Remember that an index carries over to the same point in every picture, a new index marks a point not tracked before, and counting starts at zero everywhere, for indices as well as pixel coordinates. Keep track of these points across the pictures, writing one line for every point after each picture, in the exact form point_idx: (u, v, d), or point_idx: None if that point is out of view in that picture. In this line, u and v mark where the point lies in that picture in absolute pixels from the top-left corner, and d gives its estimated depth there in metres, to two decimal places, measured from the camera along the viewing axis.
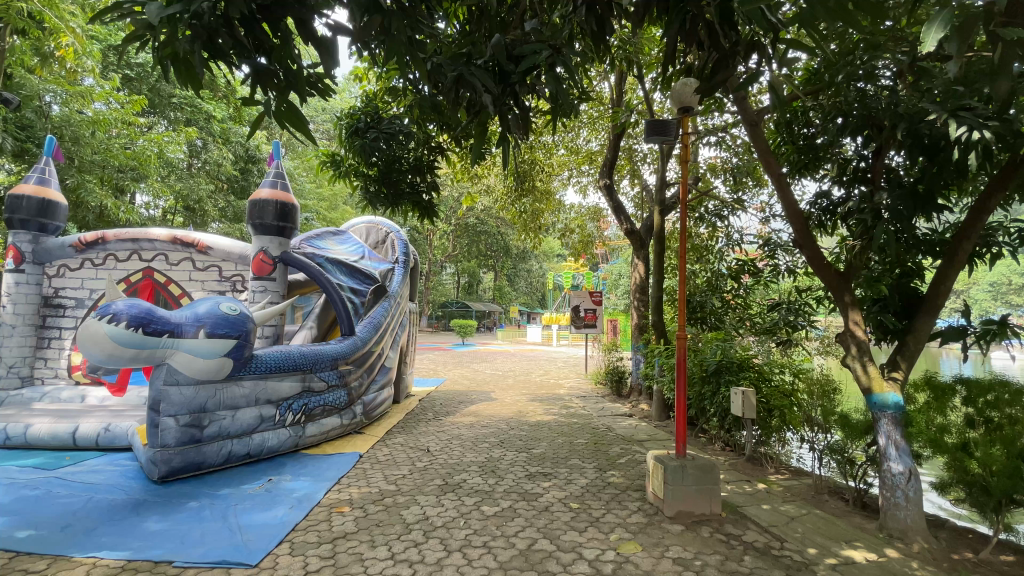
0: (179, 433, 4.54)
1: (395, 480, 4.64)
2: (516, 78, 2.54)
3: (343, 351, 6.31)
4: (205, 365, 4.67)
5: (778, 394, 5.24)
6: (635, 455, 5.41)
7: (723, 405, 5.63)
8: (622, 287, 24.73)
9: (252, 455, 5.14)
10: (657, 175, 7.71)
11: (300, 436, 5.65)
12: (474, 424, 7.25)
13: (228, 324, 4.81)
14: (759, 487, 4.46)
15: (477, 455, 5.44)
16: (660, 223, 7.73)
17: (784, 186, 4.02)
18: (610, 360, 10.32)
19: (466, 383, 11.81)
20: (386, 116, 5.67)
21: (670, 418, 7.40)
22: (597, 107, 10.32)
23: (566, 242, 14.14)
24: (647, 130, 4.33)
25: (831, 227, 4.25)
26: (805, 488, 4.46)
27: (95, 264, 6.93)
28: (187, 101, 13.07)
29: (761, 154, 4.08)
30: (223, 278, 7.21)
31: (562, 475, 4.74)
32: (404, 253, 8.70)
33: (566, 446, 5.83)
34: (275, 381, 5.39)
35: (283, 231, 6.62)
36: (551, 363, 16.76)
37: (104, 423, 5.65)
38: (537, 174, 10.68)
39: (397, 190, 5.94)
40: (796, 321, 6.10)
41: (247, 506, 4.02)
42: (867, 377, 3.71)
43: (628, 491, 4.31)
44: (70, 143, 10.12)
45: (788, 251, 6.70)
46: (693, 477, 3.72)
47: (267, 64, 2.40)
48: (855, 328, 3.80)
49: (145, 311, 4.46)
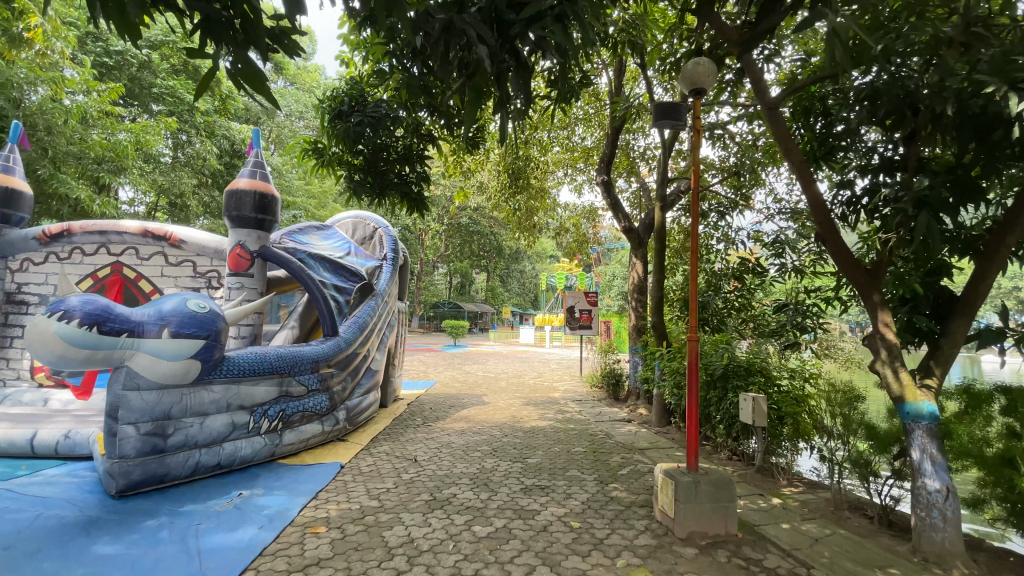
0: (140, 443, 4.11)
1: (378, 495, 4.23)
2: (518, 31, 2.20)
3: (324, 352, 5.88)
4: (170, 368, 4.25)
5: (789, 399, 4.81)
6: (638, 465, 5.05)
7: (730, 413, 5.23)
8: (617, 288, 24.37)
9: (223, 466, 4.72)
10: (658, 169, 7.35)
11: (276, 445, 5.22)
12: (465, 431, 6.85)
13: (195, 323, 4.39)
14: (774, 502, 4.11)
15: (468, 466, 5.07)
16: (662, 219, 7.38)
17: (808, 174, 3.65)
18: (607, 362, 9.97)
19: (458, 386, 11.40)
20: (371, 100, 5.26)
21: (671, 424, 7.03)
22: (594, 102, 10.03)
23: (560, 243, 13.84)
24: (655, 113, 3.95)
25: (854, 222, 3.90)
26: (822, 503, 4.12)
27: (60, 259, 6.46)
28: (169, 91, 12.59)
29: (780, 141, 3.73)
30: (197, 274, 6.75)
31: (561, 488, 4.35)
32: (393, 250, 8.30)
33: (563, 455, 5.47)
34: (249, 385, 4.95)
35: (262, 224, 6.22)
36: (545, 365, 16.36)
37: (64, 430, 5.20)
38: (531, 171, 10.41)
39: (383, 181, 5.56)
40: (804, 323, 5.91)
41: (211, 525, 3.62)
42: (899, 384, 3.36)
43: (633, 507, 3.93)
44: (42, 132, 9.74)
45: (796, 248, 6.42)
46: (707, 494, 3.36)
47: (220, 10, 2.05)
48: (885, 331, 3.44)
49: (103, 307, 4.04)
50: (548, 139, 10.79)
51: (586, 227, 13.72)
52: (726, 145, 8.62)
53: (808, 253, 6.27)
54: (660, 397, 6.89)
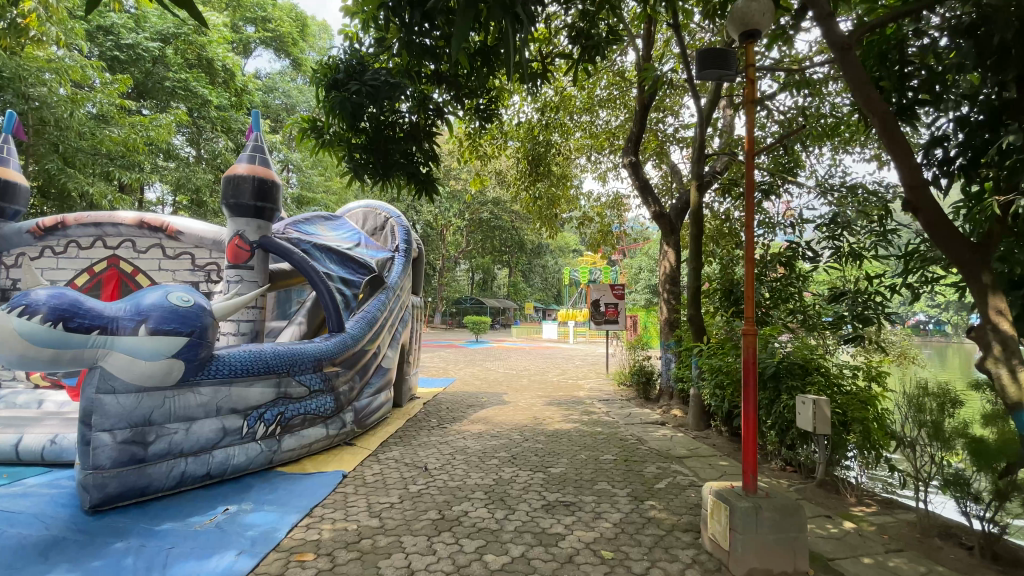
0: (116, 452, 3.69)
1: (380, 512, 3.71)
2: None
3: (328, 350, 5.40)
4: (148, 369, 3.81)
5: (855, 402, 4.16)
6: (677, 478, 4.42)
7: (784, 417, 4.55)
8: (644, 281, 23.55)
9: (213, 475, 4.28)
10: (694, 146, 6.63)
11: (274, 452, 4.76)
12: (482, 434, 6.31)
13: (178, 319, 3.93)
14: (846, 527, 3.46)
15: (484, 476, 4.52)
16: (698, 200, 6.67)
17: (894, 131, 2.95)
18: (636, 359, 9.31)
19: (477, 384, 10.88)
20: (371, 68, 4.69)
21: (710, 427, 6.35)
22: (618, 83, 9.40)
23: (584, 234, 13.14)
24: (698, 62, 3.31)
25: (949, 186, 3.21)
26: (905, 530, 3.44)
27: (56, 253, 6.16)
28: (181, 84, 12.34)
29: (856, 90, 3.03)
30: (195, 267, 6.32)
31: (588, 506, 3.76)
32: (405, 240, 7.78)
33: (590, 464, 4.88)
34: (242, 386, 4.49)
35: (262, 212, 5.76)
36: (569, 361, 15.72)
37: (51, 434, 4.90)
38: (552, 157, 9.84)
39: (388, 161, 5.00)
40: (867, 313, 5.16)
41: (185, 550, 3.15)
42: (1018, 387, 2.66)
43: (675, 532, 3.32)
44: (52, 127, 9.55)
45: (855, 229, 5.62)
46: (771, 523, 2.73)
47: None
48: (1000, 320, 2.74)
49: (70, 302, 3.63)
50: (570, 124, 10.14)
51: (611, 217, 13.01)
52: (764, 121, 7.88)
53: (869, 233, 5.50)
54: (699, 397, 6.24)
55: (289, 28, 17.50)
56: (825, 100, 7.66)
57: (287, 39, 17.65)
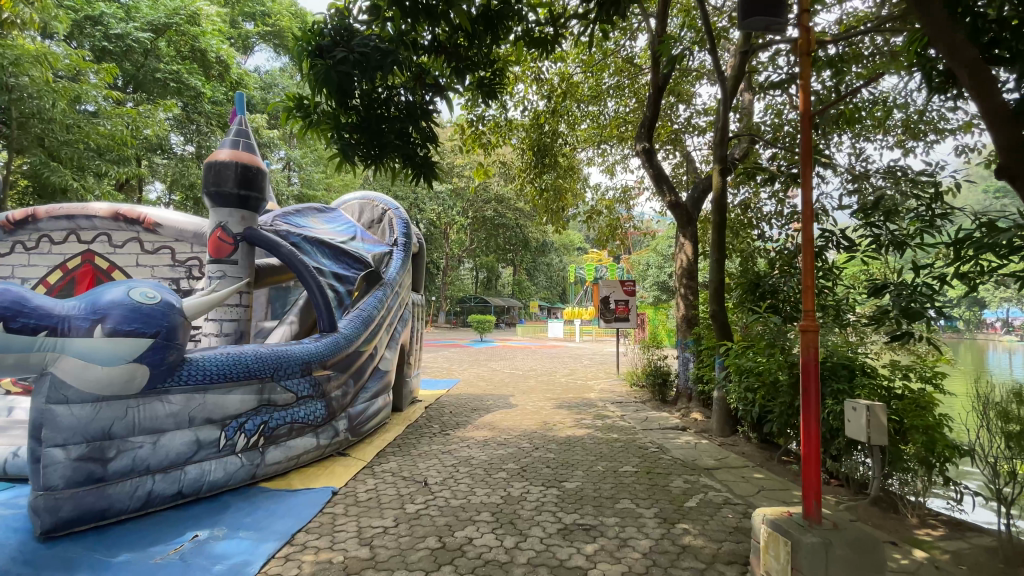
0: (70, 471, 3.22)
1: (372, 538, 3.23)
2: None
3: (317, 352, 4.91)
4: (105, 375, 3.34)
5: (913, 408, 3.66)
6: (709, 494, 3.91)
7: (829, 425, 4.04)
8: (651, 279, 23.01)
9: (186, 494, 3.81)
10: (716, 128, 6.12)
11: (257, 465, 4.29)
12: (488, 442, 5.81)
13: (140, 318, 3.45)
14: (917, 556, 2.95)
15: (490, 492, 4.03)
16: (721, 185, 6.15)
17: (986, 84, 2.56)
18: (649, 359, 8.80)
19: (482, 385, 10.38)
20: (361, 34, 4.18)
21: (736, 433, 5.84)
22: (627, 69, 8.89)
23: (591, 229, 12.63)
24: (741, 10, 2.83)
25: None
26: (988, 562, 2.91)
27: (27, 249, 5.68)
28: (174, 76, 11.91)
29: (937, 38, 2.63)
30: (176, 262, 5.87)
31: (611, 531, 3.26)
32: (404, 233, 7.28)
33: (609, 477, 4.38)
34: (219, 394, 4.01)
35: (246, 201, 5.28)
36: (577, 361, 15.20)
37: (14, 446, 4.45)
38: (559, 147, 9.33)
39: (381, 141, 4.50)
40: (914, 307, 4.59)
41: None
42: None
43: (717, 566, 2.81)
44: (38, 121, 9.09)
45: (898, 214, 5.06)
46: (843, 563, 2.23)
47: None
48: None
49: (14, 298, 3.17)
50: (578, 113, 9.65)
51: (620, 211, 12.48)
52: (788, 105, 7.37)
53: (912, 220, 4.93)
54: (724, 399, 5.75)
55: (287, 23, 17.09)
56: (852, 80, 7.13)
57: (285, 34, 17.23)
